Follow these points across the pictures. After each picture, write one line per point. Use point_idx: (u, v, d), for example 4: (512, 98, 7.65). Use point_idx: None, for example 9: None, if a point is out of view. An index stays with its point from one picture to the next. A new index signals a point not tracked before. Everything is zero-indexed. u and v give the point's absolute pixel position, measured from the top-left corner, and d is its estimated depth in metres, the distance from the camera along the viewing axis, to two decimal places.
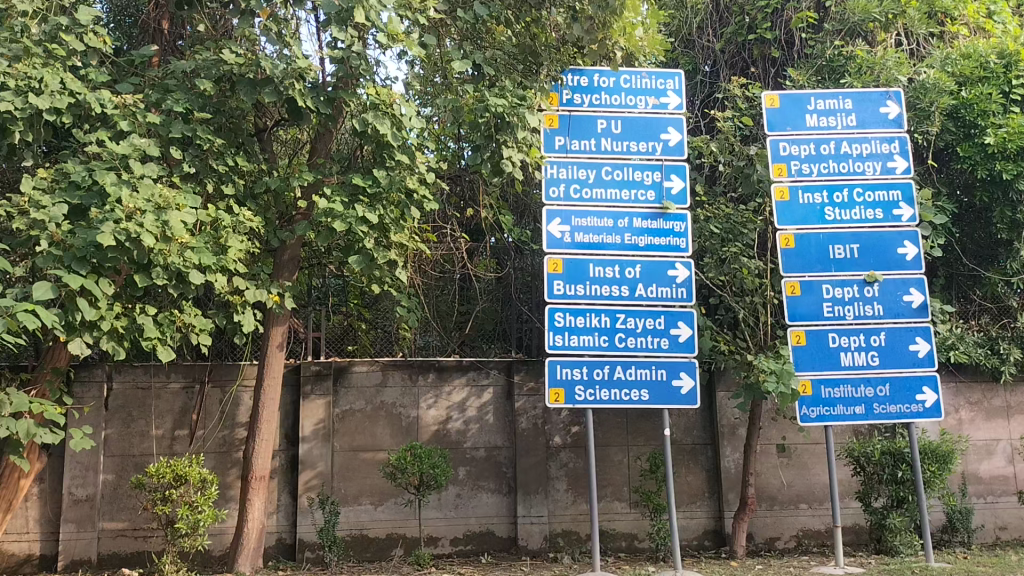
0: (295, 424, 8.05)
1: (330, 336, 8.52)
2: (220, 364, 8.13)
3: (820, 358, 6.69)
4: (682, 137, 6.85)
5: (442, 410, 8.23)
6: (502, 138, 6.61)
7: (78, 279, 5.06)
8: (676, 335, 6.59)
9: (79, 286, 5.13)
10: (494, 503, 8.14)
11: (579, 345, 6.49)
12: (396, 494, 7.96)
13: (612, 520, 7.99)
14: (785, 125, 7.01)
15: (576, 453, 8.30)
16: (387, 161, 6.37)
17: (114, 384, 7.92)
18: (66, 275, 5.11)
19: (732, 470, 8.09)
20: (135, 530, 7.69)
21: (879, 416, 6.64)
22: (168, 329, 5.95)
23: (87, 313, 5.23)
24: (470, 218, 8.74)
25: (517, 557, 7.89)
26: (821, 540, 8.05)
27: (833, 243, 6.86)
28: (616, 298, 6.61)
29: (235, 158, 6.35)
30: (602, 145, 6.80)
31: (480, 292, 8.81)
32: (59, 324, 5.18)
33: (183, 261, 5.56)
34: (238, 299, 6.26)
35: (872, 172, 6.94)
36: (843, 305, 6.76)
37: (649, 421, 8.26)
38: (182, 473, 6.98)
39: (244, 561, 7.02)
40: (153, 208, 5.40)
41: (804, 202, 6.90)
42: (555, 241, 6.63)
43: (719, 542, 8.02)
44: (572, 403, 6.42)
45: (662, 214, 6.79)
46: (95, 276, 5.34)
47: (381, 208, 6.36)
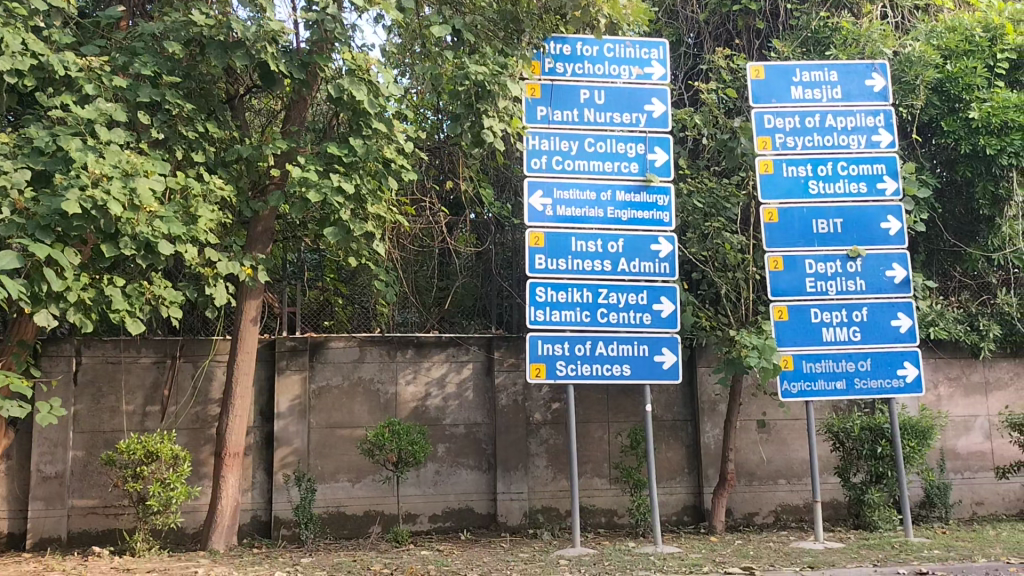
0: (270, 401, 7.89)
1: (306, 311, 8.35)
2: (192, 339, 7.95)
3: (802, 333, 6.63)
4: (665, 109, 6.76)
5: (421, 386, 8.11)
6: (483, 107, 6.44)
7: (44, 249, 4.90)
8: (658, 311, 6.52)
9: (45, 256, 4.96)
10: (473, 480, 8.05)
11: (561, 320, 6.40)
12: (373, 471, 7.85)
13: (593, 497, 7.94)
14: (771, 97, 6.90)
15: (556, 430, 8.22)
16: (363, 129, 6.23)
17: (83, 358, 7.73)
18: (32, 245, 4.92)
19: (712, 446, 8.06)
20: (106, 507, 7.53)
21: (860, 391, 6.61)
22: (138, 302, 5.77)
23: (54, 284, 5.06)
24: (450, 191, 8.58)
25: (497, 533, 7.83)
26: (800, 515, 8.04)
27: (817, 217, 6.79)
28: (598, 272, 6.52)
29: (206, 124, 6.17)
30: (585, 116, 6.67)
31: (460, 268, 8.65)
32: (24, 294, 5.02)
33: (152, 231, 5.40)
34: (209, 271, 6.09)
35: (856, 145, 6.87)
36: (826, 280, 6.71)
37: (629, 397, 8.19)
38: (154, 450, 6.82)
39: (218, 539, 6.90)
40: (120, 175, 5.25)
41: (788, 176, 6.81)
42: (537, 214, 6.51)
43: (698, 518, 8.01)
44: (554, 378, 6.34)
45: (646, 187, 6.69)
46: (60, 246, 5.17)
47: (357, 177, 6.21)
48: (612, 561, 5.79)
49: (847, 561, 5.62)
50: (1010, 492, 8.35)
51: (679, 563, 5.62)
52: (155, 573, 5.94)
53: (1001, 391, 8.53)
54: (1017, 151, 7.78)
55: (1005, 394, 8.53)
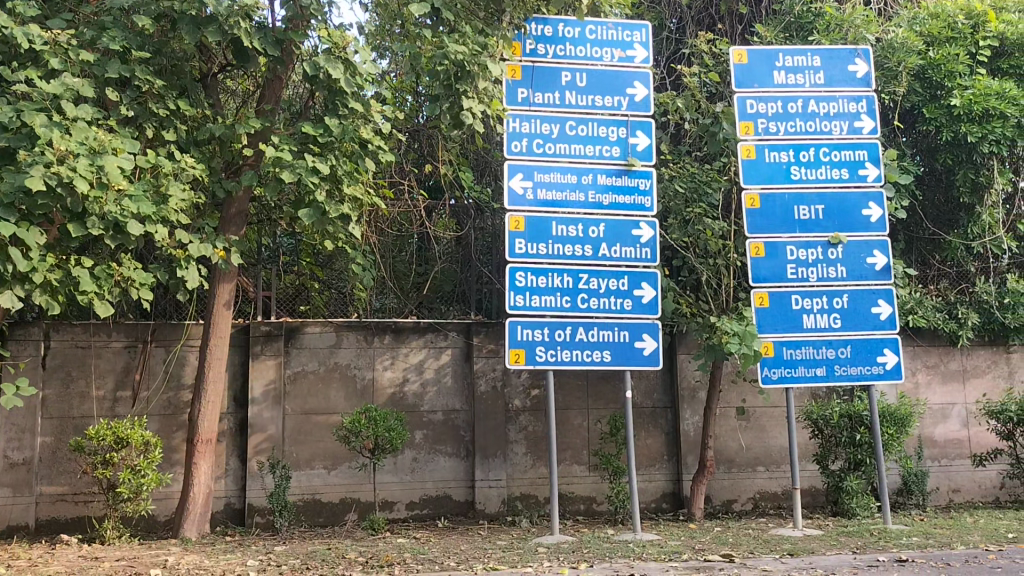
0: (244, 386, 7.75)
1: (281, 296, 8.23)
2: (164, 323, 7.78)
3: (783, 320, 6.59)
4: (647, 92, 6.68)
5: (399, 372, 8.00)
6: (462, 87, 6.28)
7: (9, 227, 4.79)
8: (639, 297, 6.47)
9: (9, 234, 4.85)
10: (451, 467, 7.96)
11: (541, 306, 6.32)
12: (350, 458, 7.74)
13: (572, 484, 7.88)
14: (753, 82, 6.83)
15: (535, 416, 8.14)
16: (339, 108, 6.12)
17: (52, 342, 7.54)
18: None
19: (692, 433, 8.02)
20: (76, 495, 7.37)
21: (840, 377, 6.58)
22: (106, 283, 5.61)
23: (18, 264, 4.93)
24: (428, 174, 8.45)
25: (474, 521, 7.75)
26: (778, 502, 8.03)
27: (798, 203, 6.73)
28: (578, 257, 6.44)
29: (177, 101, 6.01)
30: (566, 99, 6.57)
31: (440, 254, 8.53)
32: None
33: (121, 209, 5.27)
34: (180, 253, 5.94)
35: (838, 131, 6.82)
36: (807, 266, 6.66)
37: (609, 384, 8.12)
38: (124, 436, 6.67)
39: (191, 526, 6.78)
40: (87, 152, 5.13)
41: (770, 161, 6.75)
42: (517, 197, 6.40)
43: (677, 505, 7.98)
44: (533, 364, 6.25)
45: (627, 171, 6.62)
46: (25, 224, 5.05)
47: (332, 158, 6.12)
48: (590, 549, 5.72)
49: (827, 548, 5.59)
50: (986, 479, 8.38)
51: (657, 551, 5.56)
52: (124, 561, 5.80)
53: (978, 379, 8.55)
54: (997, 139, 7.79)
55: (982, 382, 8.55)
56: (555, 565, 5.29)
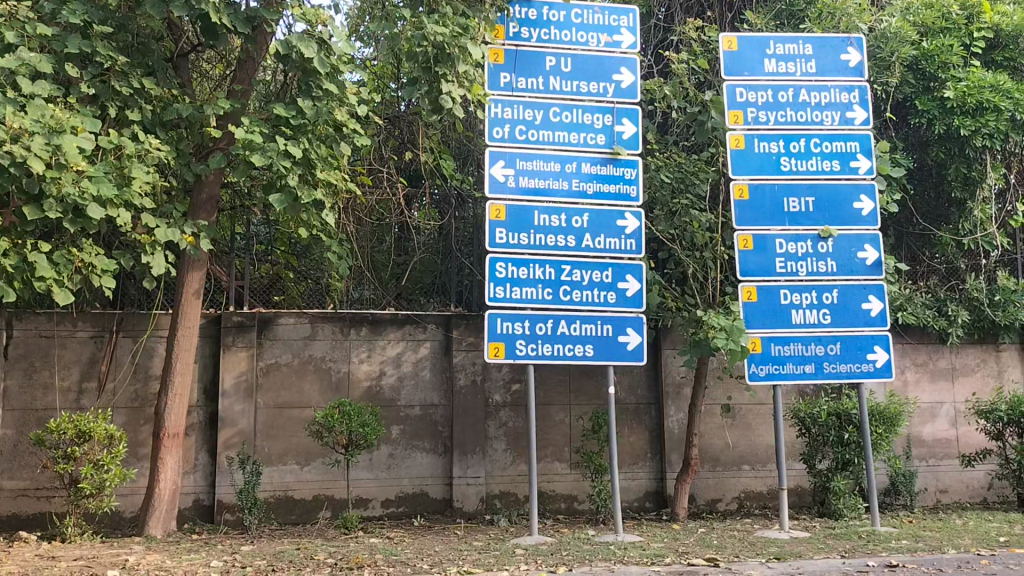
0: (214, 379, 7.49)
1: (255, 286, 7.97)
2: (131, 312, 7.49)
3: (771, 315, 6.38)
4: (634, 79, 6.46)
5: (375, 365, 7.76)
6: (440, 70, 6.04)
7: None
8: (624, 290, 6.25)
9: None
10: (429, 463, 7.73)
11: (522, 298, 6.09)
12: (324, 454, 7.49)
13: (552, 482, 7.67)
14: (743, 69, 6.61)
15: (516, 412, 7.92)
16: (313, 90, 5.90)
17: (14, 331, 7.25)
18: None
19: (676, 430, 7.84)
20: (38, 490, 7.09)
21: (829, 375, 6.40)
22: (66, 270, 5.32)
23: None
24: (408, 162, 8.20)
25: (452, 519, 7.54)
26: (763, 501, 7.85)
27: (788, 195, 6.53)
28: (561, 248, 6.21)
29: (142, 79, 5.72)
30: (550, 85, 6.34)
31: (419, 244, 8.33)
32: None
33: (80, 192, 4.99)
34: (146, 238, 5.67)
35: (830, 122, 6.63)
36: (797, 260, 6.46)
37: (592, 379, 7.91)
38: (86, 430, 6.39)
39: (156, 524, 6.52)
40: (43, 131, 4.85)
41: (760, 151, 6.54)
42: (498, 185, 6.17)
43: (660, 503, 7.78)
44: (513, 358, 6.03)
45: (613, 160, 6.40)
46: None
47: (305, 141, 5.84)
48: (570, 550, 5.51)
49: (815, 552, 5.40)
50: (973, 480, 8.24)
51: (640, 554, 5.34)
52: (82, 560, 5.52)
53: (967, 378, 8.40)
54: (991, 133, 7.61)
55: (971, 380, 8.40)
56: (532, 568, 5.07)
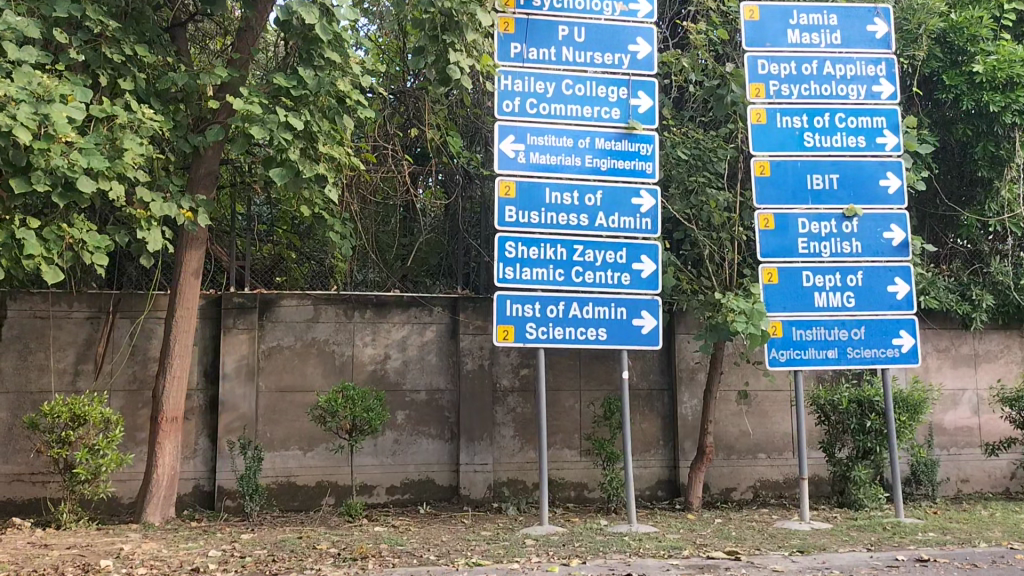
0: (214, 362, 7.26)
1: (256, 267, 7.76)
2: (129, 293, 7.26)
3: (792, 298, 6.12)
4: (651, 50, 6.17)
5: (380, 348, 7.52)
6: (449, 38, 5.80)
7: None
8: (638, 271, 6.00)
9: None
10: (435, 450, 7.50)
11: (532, 279, 5.84)
12: (327, 439, 7.27)
13: (562, 469, 7.43)
14: (765, 40, 6.31)
15: (525, 398, 7.68)
16: (315, 59, 5.61)
17: (9, 312, 7.04)
18: None
19: (690, 417, 7.58)
20: (33, 475, 6.88)
21: (852, 361, 6.14)
22: (55, 247, 5.11)
23: None
24: (415, 139, 7.95)
25: (458, 507, 7.31)
26: (779, 491, 7.60)
27: (811, 172, 6.26)
28: (574, 227, 5.95)
29: (135, 46, 5.47)
30: (563, 56, 6.05)
31: (426, 226, 8.07)
32: None
33: (69, 164, 4.74)
34: (141, 213, 5.44)
35: (855, 96, 6.34)
36: (820, 241, 6.19)
37: (604, 364, 7.66)
38: (81, 413, 6.17)
39: (154, 511, 6.31)
40: (30, 99, 4.61)
41: (783, 126, 6.26)
42: (508, 161, 5.91)
43: (673, 493, 7.55)
44: (522, 341, 5.78)
45: (628, 135, 6.12)
46: None
47: (307, 113, 5.60)
48: (582, 542, 5.27)
49: (839, 545, 5.16)
50: (996, 469, 7.99)
51: (656, 546, 5.09)
52: (75, 549, 5.30)
53: (990, 364, 8.15)
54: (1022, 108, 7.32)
55: (994, 367, 8.15)
56: (544, 560, 4.83)
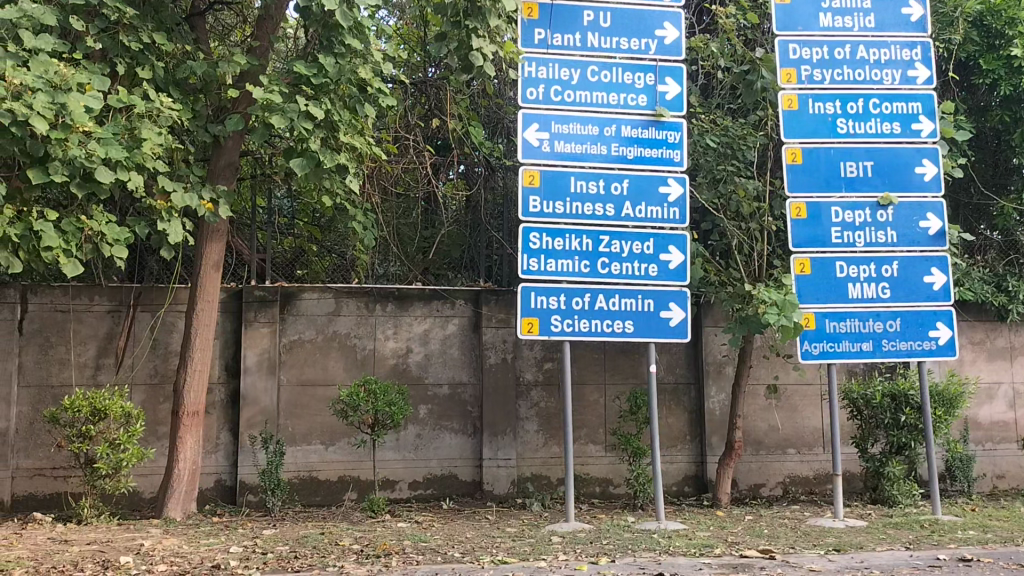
0: (236, 355, 7.19)
1: (277, 260, 7.65)
2: (149, 286, 7.20)
3: (826, 289, 5.95)
4: (679, 35, 5.98)
5: (402, 342, 7.41)
6: (472, 24, 5.65)
7: None
8: (666, 262, 5.84)
9: None
10: (458, 445, 7.38)
11: (558, 271, 5.71)
12: (349, 434, 7.18)
13: (587, 464, 7.30)
14: (797, 24, 6.14)
15: (548, 392, 7.55)
16: (335, 46, 5.50)
17: (30, 305, 6.99)
18: None
19: (718, 412, 7.41)
20: (55, 469, 6.84)
21: (888, 353, 5.97)
22: (75, 238, 5.04)
23: None
24: (437, 130, 7.84)
25: (482, 502, 7.20)
26: (809, 487, 7.43)
27: (844, 160, 6.09)
28: (600, 217, 5.80)
29: (153, 34, 5.38)
30: (588, 42, 5.91)
31: (447, 218, 7.91)
32: None
33: (87, 154, 4.67)
34: (162, 204, 5.35)
35: (890, 81, 6.15)
36: (854, 230, 6.02)
37: (629, 357, 7.51)
38: (101, 407, 6.12)
39: (175, 506, 6.24)
40: (46, 87, 4.52)
41: (815, 113, 6.09)
42: (532, 150, 5.78)
43: (701, 489, 7.39)
44: (548, 334, 5.65)
45: (655, 122, 5.96)
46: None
47: (328, 101, 5.49)
48: (610, 539, 5.14)
49: (877, 543, 4.99)
50: None
51: (687, 544, 4.95)
52: (96, 544, 5.23)
53: None
54: None
55: None
56: (572, 558, 4.70)
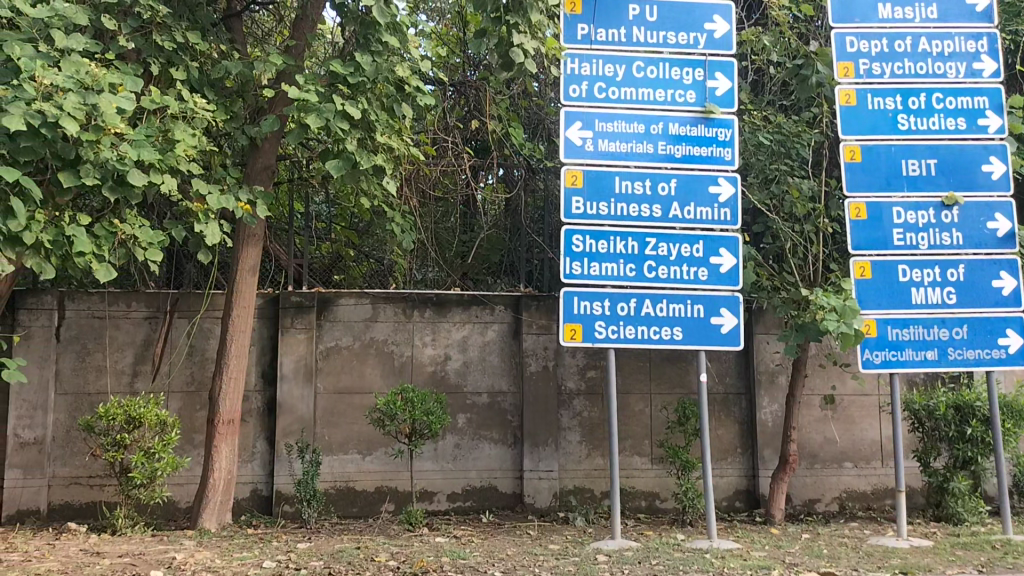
0: (272, 363, 7.04)
1: (315, 266, 7.49)
2: (186, 292, 7.10)
3: (887, 294, 5.62)
4: (729, 28, 5.72)
5: (440, 349, 7.21)
6: (513, 19, 5.43)
7: (12, 172, 4.09)
8: (717, 265, 5.55)
9: (12, 181, 4.14)
10: (498, 455, 7.16)
11: (602, 275, 5.46)
12: (387, 443, 6.99)
13: (632, 477, 7.03)
14: (854, 16, 5.86)
15: (592, 401, 7.28)
16: (372, 44, 5.34)
17: (67, 312, 6.92)
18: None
19: (770, 423, 7.09)
20: (91, 477, 6.75)
21: (954, 362, 5.61)
22: (107, 243, 4.92)
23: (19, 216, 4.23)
24: (476, 132, 7.66)
25: (523, 516, 6.95)
26: (867, 503, 7.06)
27: (906, 157, 5.76)
28: (646, 219, 5.54)
29: (186, 34, 5.28)
30: (634, 36, 5.67)
31: (486, 222, 7.72)
32: None
33: (119, 156, 4.52)
34: (197, 207, 5.22)
35: (954, 74, 5.81)
36: (917, 232, 5.68)
37: (676, 365, 7.23)
38: (136, 416, 6.00)
39: (210, 517, 6.09)
40: (77, 87, 4.36)
41: (874, 108, 5.77)
42: (574, 149, 5.54)
43: (752, 503, 7.07)
44: (591, 341, 5.40)
45: (705, 119, 5.68)
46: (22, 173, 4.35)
47: (365, 100, 5.29)
48: (659, 559, 4.86)
49: (946, 566, 4.66)
50: None
51: (741, 565, 4.66)
52: (127, 557, 5.10)
53: None
54: None
55: None
56: None
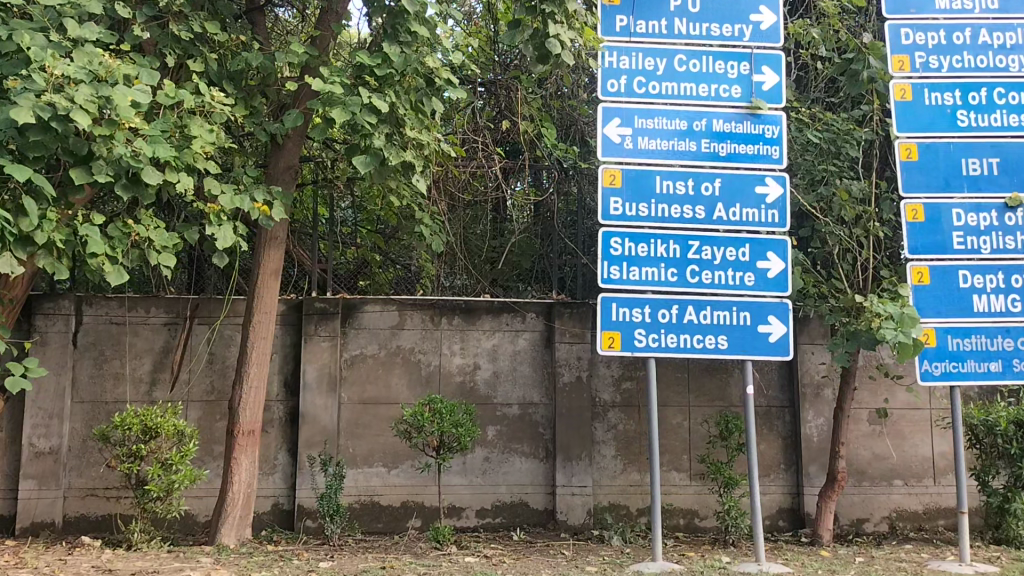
0: (295, 371, 6.79)
1: (340, 272, 7.24)
2: (207, 298, 6.88)
3: (947, 302, 5.26)
4: (776, 19, 5.41)
5: (469, 358, 6.92)
6: (547, 9, 5.17)
7: (25, 171, 3.81)
8: (765, 270, 5.20)
9: (25, 179, 3.86)
10: (529, 470, 6.84)
11: (642, 280, 5.14)
12: (413, 456, 6.70)
13: (670, 494, 6.68)
14: (909, 7, 5.52)
15: (627, 414, 6.96)
16: (400, 34, 5.09)
17: (84, 317, 6.71)
18: (8, 164, 3.84)
19: (816, 438, 6.72)
20: (107, 489, 6.53)
21: (1019, 375, 5.23)
22: (121, 245, 4.67)
23: (33, 216, 3.97)
24: (507, 132, 7.39)
25: (555, 534, 6.61)
26: (919, 523, 6.66)
27: (965, 156, 5.39)
28: (688, 221, 5.22)
29: (204, 24, 5.06)
30: (675, 28, 5.37)
31: (518, 227, 7.43)
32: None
33: (133, 153, 4.26)
34: (211, 208, 4.96)
35: (1017, 68, 5.44)
36: (978, 235, 5.31)
37: (716, 377, 6.90)
38: (153, 426, 5.75)
39: (228, 532, 5.81)
40: (90, 79, 4.12)
41: (931, 104, 5.42)
42: (612, 147, 5.24)
43: (797, 522, 6.70)
44: (631, 350, 5.07)
45: (751, 116, 5.35)
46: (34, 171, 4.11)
47: (392, 93, 5.03)
48: None
49: None
50: None
51: None
52: None
53: None
54: None
55: None
56: None
